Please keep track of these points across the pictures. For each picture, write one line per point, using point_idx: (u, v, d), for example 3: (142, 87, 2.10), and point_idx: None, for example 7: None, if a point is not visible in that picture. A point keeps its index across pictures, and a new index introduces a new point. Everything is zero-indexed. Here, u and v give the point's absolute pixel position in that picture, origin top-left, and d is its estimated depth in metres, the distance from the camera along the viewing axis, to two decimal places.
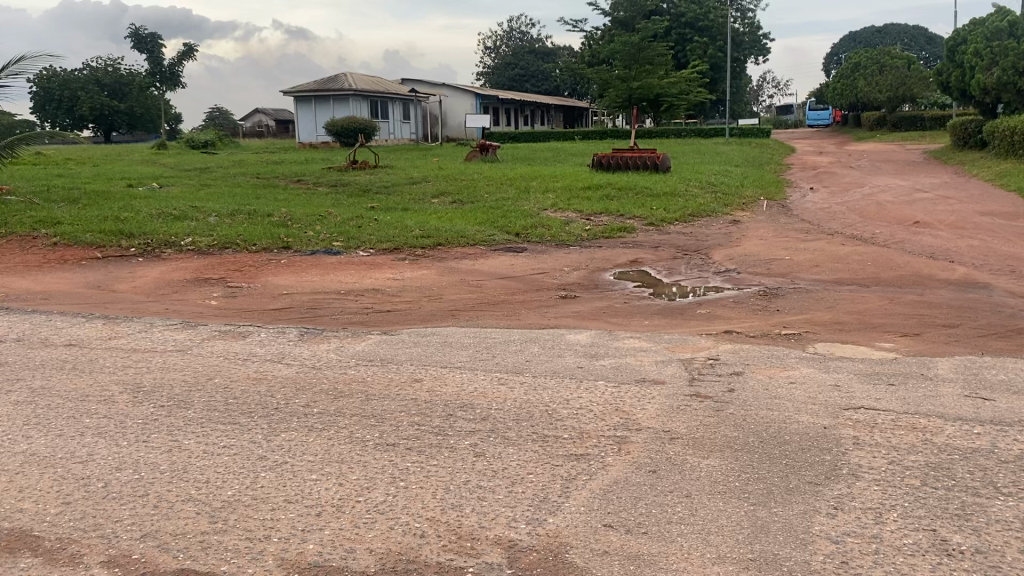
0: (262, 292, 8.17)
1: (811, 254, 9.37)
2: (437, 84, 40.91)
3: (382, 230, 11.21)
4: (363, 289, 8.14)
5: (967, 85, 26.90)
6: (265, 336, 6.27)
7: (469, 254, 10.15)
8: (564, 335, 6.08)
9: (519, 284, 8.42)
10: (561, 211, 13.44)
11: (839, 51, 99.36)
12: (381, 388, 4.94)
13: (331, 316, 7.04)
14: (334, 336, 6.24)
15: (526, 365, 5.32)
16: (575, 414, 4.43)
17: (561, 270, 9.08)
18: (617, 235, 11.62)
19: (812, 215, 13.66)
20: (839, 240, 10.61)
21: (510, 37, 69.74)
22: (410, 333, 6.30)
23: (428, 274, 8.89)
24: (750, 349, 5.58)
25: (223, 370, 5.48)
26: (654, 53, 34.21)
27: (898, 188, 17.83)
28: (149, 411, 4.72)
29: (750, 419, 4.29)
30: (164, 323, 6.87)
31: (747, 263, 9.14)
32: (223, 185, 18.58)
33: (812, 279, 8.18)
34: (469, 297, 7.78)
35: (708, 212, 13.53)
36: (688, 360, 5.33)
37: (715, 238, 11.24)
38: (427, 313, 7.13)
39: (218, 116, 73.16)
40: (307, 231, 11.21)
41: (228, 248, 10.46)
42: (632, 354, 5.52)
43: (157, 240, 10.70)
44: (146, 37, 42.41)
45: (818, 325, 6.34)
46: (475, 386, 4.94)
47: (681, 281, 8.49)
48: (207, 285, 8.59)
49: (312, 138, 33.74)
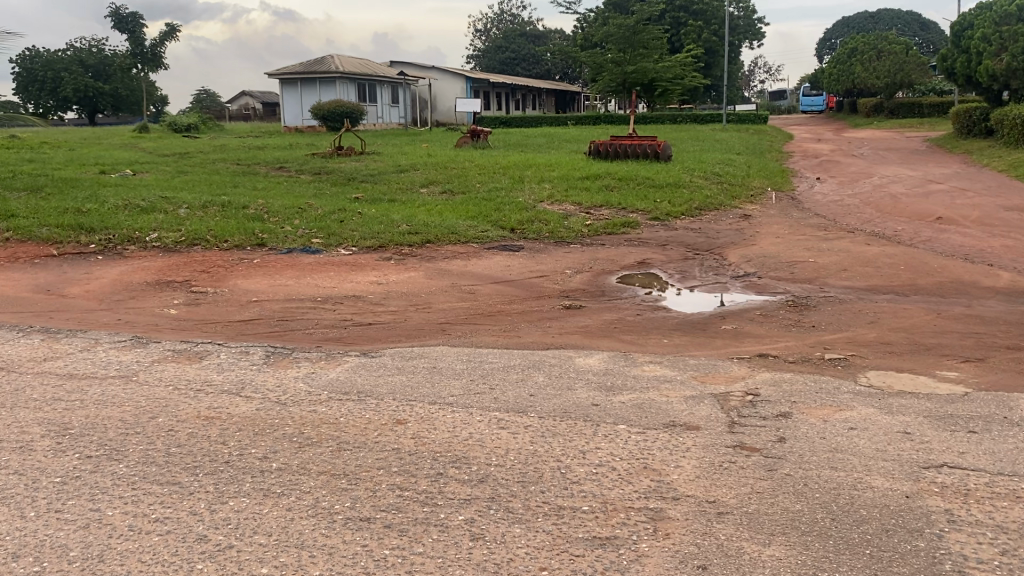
0: (230, 298, 7.29)
1: (835, 256, 8.54)
2: (426, 67, 39.88)
3: (367, 224, 10.32)
4: (343, 296, 7.26)
5: (973, 71, 26.08)
6: (223, 359, 5.39)
7: (460, 253, 9.29)
8: (572, 359, 5.23)
9: (516, 290, 7.55)
10: (558, 203, 12.60)
11: (833, 35, 98.30)
12: (356, 434, 4.07)
13: (304, 331, 6.17)
14: (304, 359, 5.38)
15: (529, 400, 4.46)
16: (595, 474, 3.58)
17: (563, 274, 8.23)
18: (620, 231, 10.76)
19: (825, 209, 12.85)
20: (862, 239, 9.78)
21: (501, 20, 68.76)
22: (393, 353, 5.45)
23: (415, 278, 8.02)
24: (794, 381, 4.74)
25: (170, 405, 4.59)
26: (650, 36, 33.27)
27: (909, 179, 17.09)
28: (69, 465, 3.83)
29: (812, 485, 3.46)
30: (112, 339, 5.97)
31: (767, 266, 8.30)
32: (201, 172, 17.64)
33: (843, 287, 7.35)
34: (460, 307, 6.91)
35: (716, 206, 12.67)
36: (724, 397, 4.49)
37: (726, 235, 10.41)
38: (412, 327, 6.27)
39: (207, 99, 71.95)
40: (285, 225, 10.31)
41: (198, 246, 9.54)
42: (655, 386, 4.67)
43: (119, 237, 9.77)
44: (127, 17, 41.00)
45: (863, 347, 5.50)
46: (471, 430, 4.09)
47: (696, 287, 7.65)
48: (168, 289, 7.71)
49: (298, 122, 32.69)
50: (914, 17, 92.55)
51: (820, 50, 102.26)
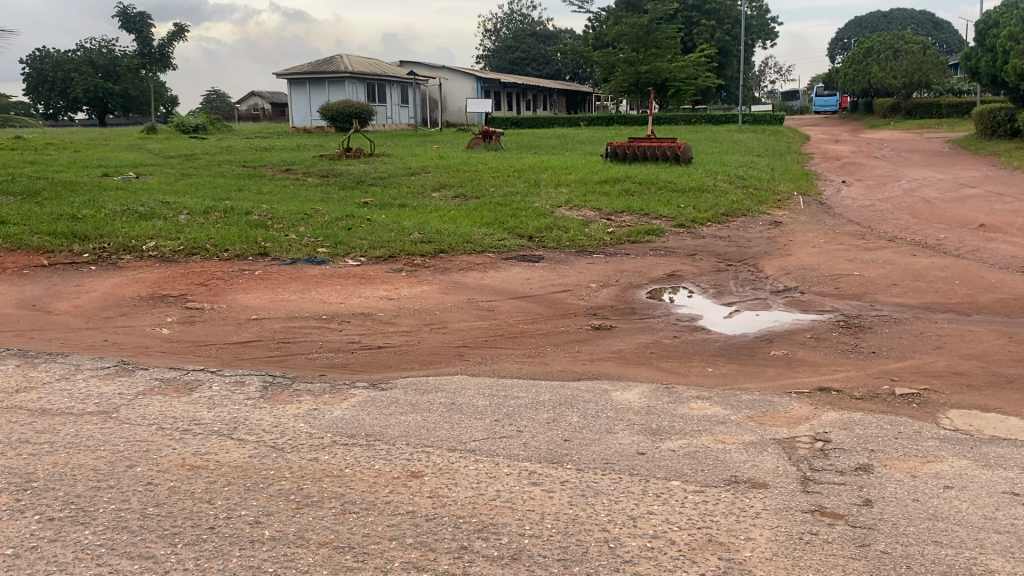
0: (228, 316, 6.71)
1: (882, 268, 7.91)
2: (436, 67, 39.34)
3: (376, 232, 9.74)
4: (350, 314, 6.67)
5: (998, 71, 25.37)
6: (215, 392, 4.80)
7: (476, 264, 8.70)
8: (607, 393, 4.63)
9: (540, 306, 6.95)
10: (576, 208, 12.00)
11: (846, 35, 97.35)
12: (363, 491, 3.48)
13: (306, 356, 5.59)
14: (306, 392, 4.78)
15: (564, 447, 3.86)
16: (651, 552, 2.97)
17: (588, 288, 7.63)
18: (644, 240, 10.14)
19: (858, 215, 12.21)
20: (905, 248, 9.13)
21: (511, 20, 68.17)
22: (406, 384, 4.85)
23: (429, 293, 7.44)
24: (867, 424, 4.13)
25: (150, 451, 4.00)
26: (664, 35, 32.65)
27: (940, 182, 16.44)
28: (24, 531, 3.23)
29: (916, 568, 2.84)
30: (95, 365, 5.39)
31: (808, 279, 7.68)
32: (206, 174, 17.13)
33: (896, 305, 6.73)
34: (479, 327, 6.31)
35: (744, 213, 12.04)
36: (788, 443, 3.90)
37: (758, 244, 9.79)
38: (426, 351, 5.66)
39: (216, 100, 71.63)
40: (289, 233, 9.73)
41: (198, 256, 8.96)
42: (707, 430, 4.06)
43: (114, 246, 9.21)
44: (134, 16, 40.56)
45: (934, 378, 4.88)
46: (499, 487, 3.49)
47: (734, 303, 7.04)
48: (161, 305, 7.13)
49: (306, 123, 32.19)
50: (928, 17, 91.47)
51: (832, 49, 101.36)
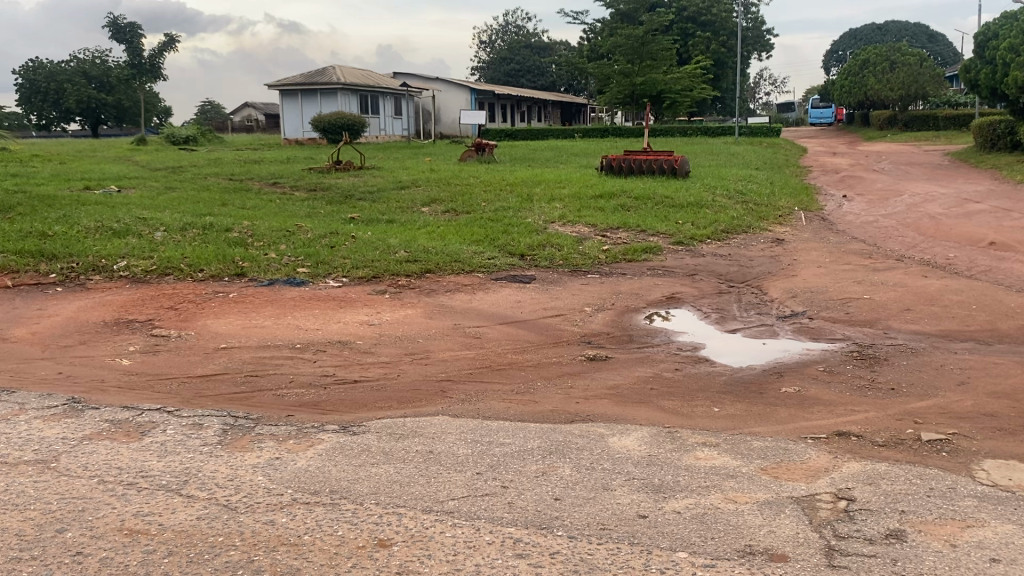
0: (195, 345, 6.24)
1: (893, 291, 7.48)
2: (430, 79, 39.01)
3: (360, 250, 9.29)
4: (327, 342, 6.21)
5: (998, 83, 25.07)
6: (168, 437, 4.34)
7: (464, 285, 8.26)
8: (603, 438, 4.17)
9: (531, 333, 6.50)
10: (570, 224, 11.58)
11: (841, 47, 97.35)
12: (322, 566, 3.01)
13: (274, 393, 5.12)
14: (268, 437, 4.32)
15: (555, 508, 3.40)
16: None
17: (583, 312, 7.18)
18: (641, 258, 9.69)
19: (862, 232, 11.81)
20: (915, 269, 8.71)
21: (506, 31, 67.92)
22: (380, 427, 4.38)
23: (413, 318, 6.98)
24: (895, 478, 3.68)
25: (85, 511, 3.52)
26: (659, 47, 32.36)
27: (944, 197, 16.07)
28: None
29: None
30: (40, 404, 4.90)
31: (816, 303, 7.24)
32: (191, 188, 16.66)
33: (912, 332, 6.29)
34: (465, 356, 5.86)
35: (745, 229, 11.63)
36: (808, 503, 3.44)
37: (761, 263, 9.36)
38: (406, 386, 5.20)
39: (211, 110, 71.27)
40: (269, 252, 9.28)
41: (170, 277, 8.50)
42: (716, 486, 3.61)
43: (83, 265, 8.75)
44: (124, 27, 40.16)
45: (961, 421, 4.44)
46: (479, 561, 3.02)
47: (738, 329, 6.60)
48: (125, 332, 6.64)
49: (298, 135, 31.79)
50: (923, 30, 91.59)
51: (827, 62, 101.33)
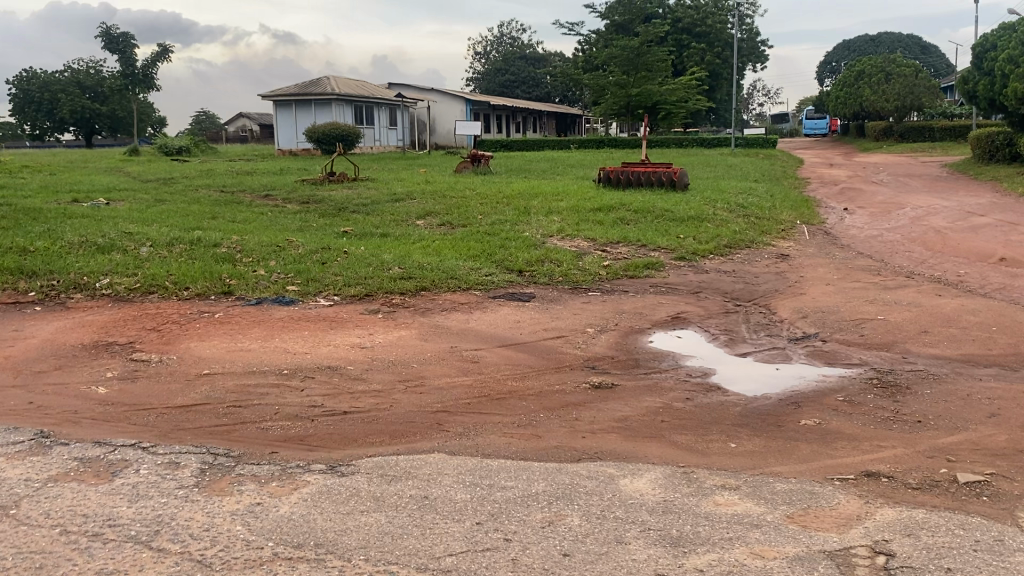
0: (177, 371, 5.90)
1: (908, 312, 7.18)
2: (425, 89, 38.79)
3: (352, 267, 8.96)
4: (316, 367, 5.87)
5: (996, 94, 24.88)
6: (142, 479, 4.00)
7: (460, 304, 7.94)
8: (614, 480, 3.84)
9: (531, 357, 6.18)
10: (568, 238, 11.28)
11: (835, 58, 97.45)
12: None
13: (257, 426, 4.79)
14: (249, 479, 3.99)
15: (563, 567, 3.06)
16: None
17: (586, 333, 6.86)
18: (643, 275, 9.37)
19: (867, 247, 11.53)
20: (927, 287, 8.41)
21: (501, 42, 67.80)
22: (371, 468, 4.05)
23: (407, 340, 6.65)
24: (935, 528, 3.36)
25: (43, 568, 3.17)
26: (654, 58, 32.15)
27: (946, 210, 15.80)
28: None
29: None
30: (4, 439, 4.55)
31: (828, 325, 6.92)
32: (180, 200, 16.31)
33: (932, 357, 5.97)
34: (462, 383, 5.53)
35: (747, 243, 11.35)
36: (843, 559, 3.11)
37: (767, 280, 9.05)
38: (399, 418, 4.86)
39: (205, 121, 71.02)
40: (258, 268, 8.94)
41: (155, 295, 8.16)
42: (740, 537, 3.28)
43: (64, 283, 8.41)
44: (118, 36, 39.91)
45: (998, 459, 4.12)
46: None
47: (749, 353, 6.28)
48: (104, 356, 6.29)
49: (291, 146, 31.50)
50: (917, 42, 91.80)
51: (821, 73, 101.35)
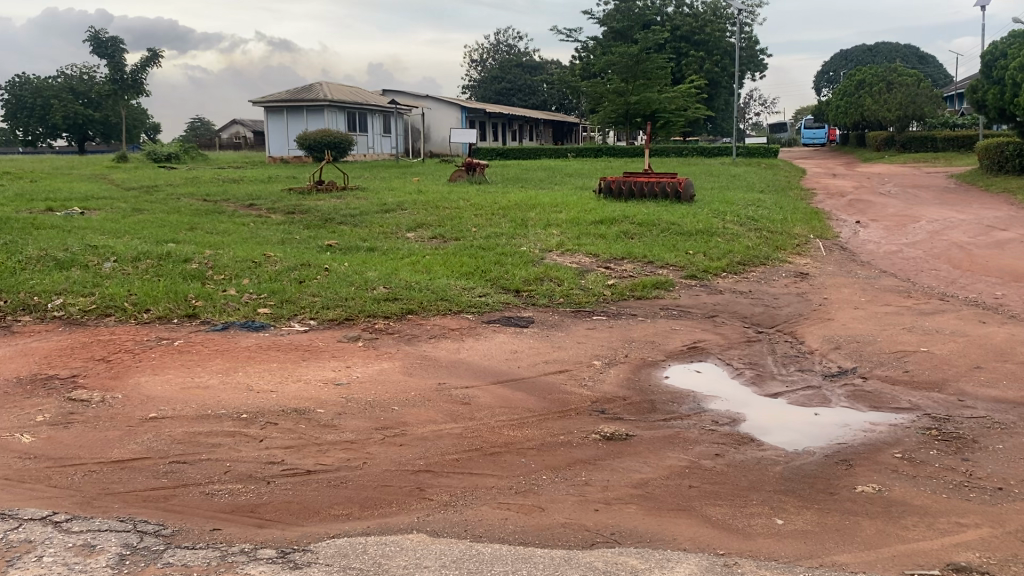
0: (120, 414, 5.06)
1: (954, 344, 6.38)
2: (420, 96, 38.01)
3: (332, 287, 8.15)
4: (280, 411, 5.04)
5: (1006, 103, 24.18)
6: (42, 570, 3.17)
7: (451, 330, 7.11)
8: None
9: (532, 397, 5.35)
10: (568, 253, 10.48)
11: (832, 69, 96.92)
12: None
13: (202, 491, 3.96)
14: (178, 572, 3.16)
15: None
16: None
17: (594, 367, 6.04)
18: (651, 295, 8.58)
19: (888, 263, 10.76)
20: (967, 312, 7.62)
21: (497, 49, 67.06)
22: (334, 556, 3.24)
23: (389, 375, 5.82)
24: None
25: None
26: (653, 65, 31.42)
27: (964, 223, 15.04)
28: None
29: None
30: None
31: (867, 359, 6.12)
32: (160, 210, 15.46)
33: (993, 401, 5.17)
34: (451, 432, 4.71)
35: (761, 260, 10.55)
36: None
37: (788, 303, 8.24)
38: (374, 481, 4.04)
39: (199, 128, 70.19)
40: (228, 288, 8.11)
41: (111, 318, 7.33)
42: None
43: (12, 304, 7.59)
44: (106, 40, 39.13)
45: None
46: None
47: (782, 393, 5.47)
48: (39, 395, 5.45)
49: (282, 152, 30.71)
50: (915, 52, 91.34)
51: (819, 83, 100.76)
